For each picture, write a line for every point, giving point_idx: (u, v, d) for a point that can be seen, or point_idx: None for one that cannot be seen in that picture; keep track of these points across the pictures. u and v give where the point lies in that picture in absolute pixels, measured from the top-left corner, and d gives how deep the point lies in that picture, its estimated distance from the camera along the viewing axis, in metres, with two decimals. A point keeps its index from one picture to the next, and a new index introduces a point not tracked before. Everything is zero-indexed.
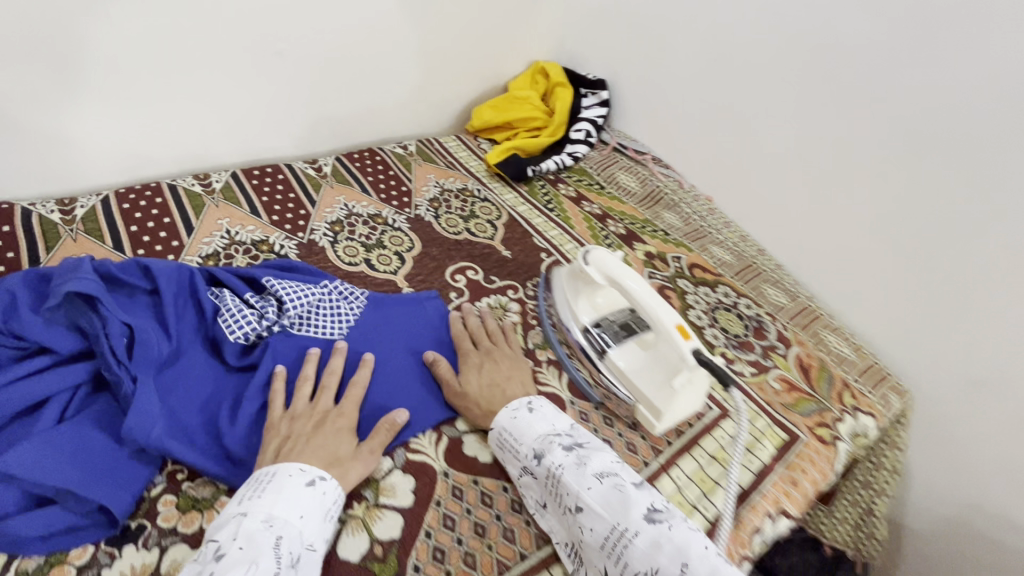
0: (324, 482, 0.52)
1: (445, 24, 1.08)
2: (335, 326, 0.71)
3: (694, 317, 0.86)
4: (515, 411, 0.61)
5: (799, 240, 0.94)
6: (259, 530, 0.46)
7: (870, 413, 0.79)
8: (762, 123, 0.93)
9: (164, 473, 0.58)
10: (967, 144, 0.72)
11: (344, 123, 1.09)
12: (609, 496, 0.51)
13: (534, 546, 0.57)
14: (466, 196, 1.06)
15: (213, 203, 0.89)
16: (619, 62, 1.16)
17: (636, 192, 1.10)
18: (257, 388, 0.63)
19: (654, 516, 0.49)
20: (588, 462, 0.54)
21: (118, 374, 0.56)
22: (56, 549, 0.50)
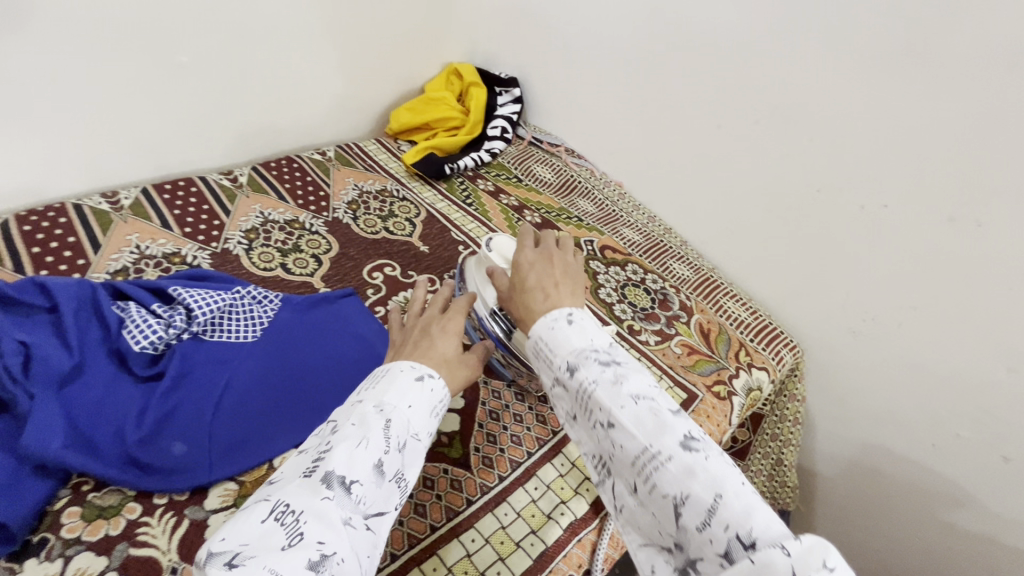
0: (433, 380, 0.48)
1: (350, 29, 1.13)
2: (249, 329, 0.76)
3: (605, 295, 0.94)
4: (554, 322, 0.46)
5: (697, 217, 1.03)
6: (372, 412, 0.43)
7: (763, 367, 0.88)
8: (647, 107, 1.03)
9: (69, 486, 0.62)
10: (796, 117, 0.82)
11: (262, 134, 1.14)
12: (643, 417, 0.39)
13: (444, 517, 0.65)
14: (384, 197, 1.12)
15: (121, 220, 0.92)
16: (525, 60, 1.25)
17: (551, 182, 1.19)
18: (164, 394, 0.66)
19: (690, 442, 0.37)
20: (625, 380, 0.41)
21: (15, 392, 0.60)
22: None
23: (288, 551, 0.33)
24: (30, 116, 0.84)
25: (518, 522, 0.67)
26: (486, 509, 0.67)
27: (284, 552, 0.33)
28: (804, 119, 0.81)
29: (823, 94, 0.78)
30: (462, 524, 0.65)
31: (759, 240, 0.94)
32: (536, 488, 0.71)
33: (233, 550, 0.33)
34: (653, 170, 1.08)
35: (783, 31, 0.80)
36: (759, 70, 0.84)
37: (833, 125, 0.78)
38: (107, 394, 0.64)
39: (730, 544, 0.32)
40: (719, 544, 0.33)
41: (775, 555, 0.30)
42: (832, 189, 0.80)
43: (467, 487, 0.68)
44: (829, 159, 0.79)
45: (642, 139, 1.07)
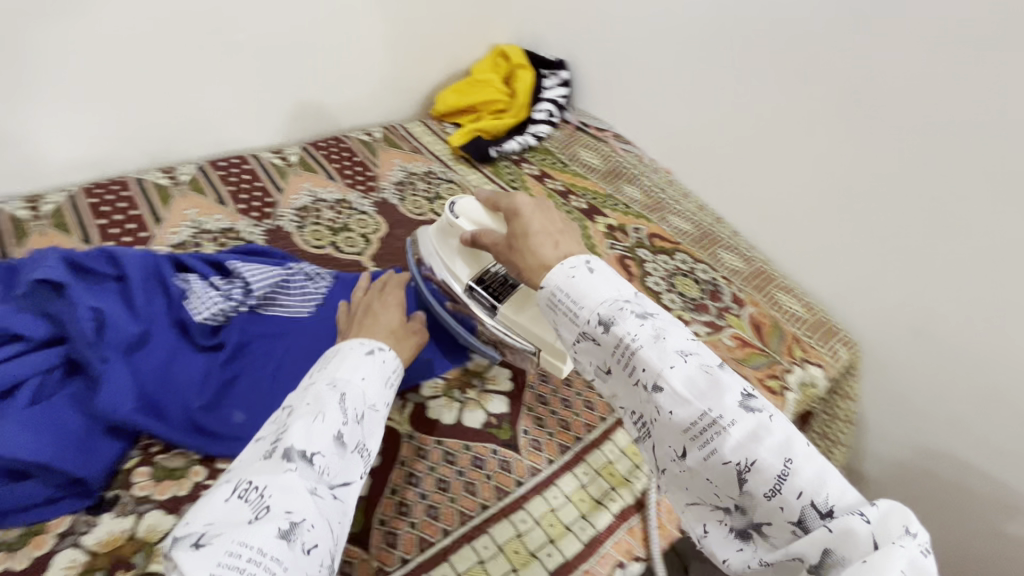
0: (383, 351, 0.51)
1: (399, 12, 1.13)
2: (302, 304, 0.77)
3: (653, 283, 0.91)
4: (573, 270, 0.43)
5: (751, 206, 0.99)
6: (326, 389, 0.44)
7: (818, 364, 0.85)
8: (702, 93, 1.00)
9: (138, 447, 0.64)
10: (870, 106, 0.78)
11: (310, 115, 1.14)
12: (696, 378, 0.38)
13: (495, 497, 0.65)
14: (431, 179, 1.12)
15: (179, 194, 0.95)
16: (574, 44, 1.22)
17: (598, 168, 1.16)
18: (223, 366, 0.69)
19: (748, 403, 0.37)
20: (667, 335, 0.39)
21: (89, 354, 0.62)
22: (35, 519, 0.57)
23: (255, 524, 0.34)
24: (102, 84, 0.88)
25: (567, 506, 0.67)
26: (535, 492, 0.67)
27: (251, 525, 0.34)
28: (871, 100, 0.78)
29: (898, 70, 0.74)
30: (512, 504, 0.65)
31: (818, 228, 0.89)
32: (585, 473, 0.70)
33: (199, 531, 0.34)
34: (704, 154, 1.04)
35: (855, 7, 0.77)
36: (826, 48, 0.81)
37: (904, 105, 0.74)
38: (172, 360, 0.68)
39: (805, 511, 0.34)
40: (791, 512, 0.34)
41: (855, 523, 0.32)
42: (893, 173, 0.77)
43: (517, 469, 0.68)
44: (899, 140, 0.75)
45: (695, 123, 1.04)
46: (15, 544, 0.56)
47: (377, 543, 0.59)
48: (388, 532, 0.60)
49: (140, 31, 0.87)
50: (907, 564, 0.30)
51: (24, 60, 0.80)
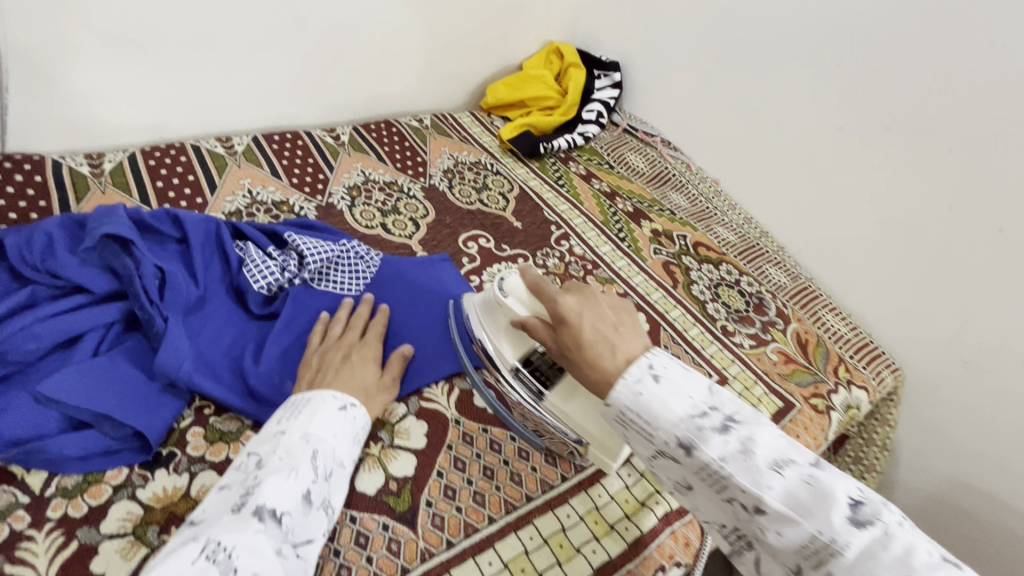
0: (355, 409, 0.70)
1: (472, 18, 1.33)
2: (350, 281, 0.91)
3: (698, 291, 1.08)
4: (639, 386, 0.46)
5: (790, 219, 1.17)
6: (298, 444, 0.62)
7: (863, 387, 0.97)
8: (749, 95, 1.18)
9: (192, 408, 0.74)
10: (894, 119, 0.95)
11: (362, 99, 1.30)
12: (795, 492, 0.40)
13: (536, 489, 0.75)
14: (479, 168, 1.27)
15: (234, 164, 1.08)
16: (629, 48, 1.43)
17: (644, 172, 1.34)
18: (279, 334, 0.81)
19: (856, 516, 0.38)
20: (756, 450, 0.42)
21: (151, 313, 0.73)
22: (94, 467, 0.65)
23: None
24: (164, 56, 1.00)
25: (611, 505, 0.76)
26: (579, 488, 0.77)
27: None
28: (909, 130, 0.93)
29: (936, 106, 0.90)
30: (556, 499, 0.75)
31: (852, 243, 1.06)
32: (629, 475, 0.79)
33: None
34: (750, 162, 1.22)
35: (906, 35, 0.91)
36: (890, 68, 0.94)
37: (924, 135, 0.92)
38: (228, 321, 0.83)
39: None
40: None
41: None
42: (902, 203, 0.96)
43: (561, 464, 0.79)
44: (901, 166, 0.95)
45: (745, 133, 1.21)
46: (76, 492, 0.63)
47: (425, 523, 0.69)
48: (435, 514, 0.70)
49: (229, 5, 1.01)
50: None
51: (117, 31, 0.93)
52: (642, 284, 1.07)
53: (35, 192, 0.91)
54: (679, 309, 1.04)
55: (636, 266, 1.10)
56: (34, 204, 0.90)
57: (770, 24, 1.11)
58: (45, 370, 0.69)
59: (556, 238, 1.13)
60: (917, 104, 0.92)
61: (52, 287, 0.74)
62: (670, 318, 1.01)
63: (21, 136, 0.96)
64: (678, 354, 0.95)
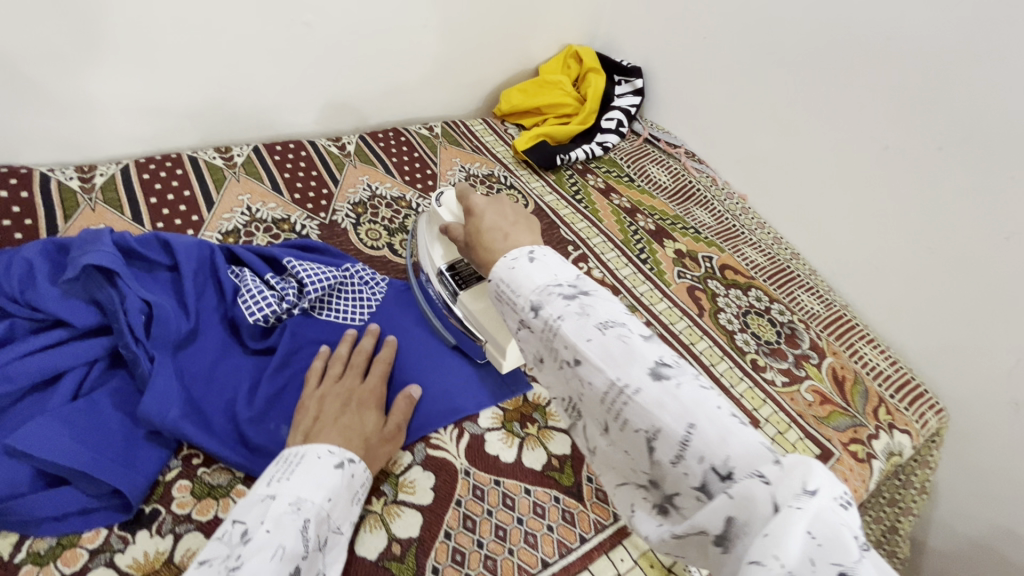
0: (356, 466, 0.61)
1: (486, 19, 1.23)
2: (352, 310, 0.83)
3: (725, 320, 0.98)
4: (515, 263, 0.45)
5: (828, 243, 1.06)
6: (288, 512, 0.52)
7: (906, 431, 0.86)
8: (785, 104, 1.07)
9: (180, 457, 0.67)
10: (960, 139, 0.83)
11: (369, 106, 1.21)
12: (611, 349, 0.38)
13: (555, 552, 0.65)
14: (492, 181, 1.17)
15: (233, 177, 0.99)
16: (653, 52, 1.31)
17: (667, 187, 1.24)
18: (274, 373, 0.74)
19: (660, 371, 0.37)
20: (592, 311, 0.40)
21: (136, 352, 0.67)
22: (70, 528, 0.59)
23: None
24: (156, 62, 0.91)
25: (635, 571, 0.66)
26: (600, 551, 0.66)
27: None
28: (973, 154, 0.82)
29: (1010, 128, 0.78)
30: (577, 564, 0.65)
31: (899, 273, 0.95)
32: None
33: None
34: (786, 179, 1.11)
35: (978, 48, 0.79)
36: (954, 84, 0.83)
37: (989, 161, 0.81)
38: (221, 358, 0.75)
39: (706, 476, 0.33)
40: (695, 477, 0.34)
41: (751, 484, 0.30)
42: (964, 234, 0.85)
43: (581, 522, 0.69)
44: (963, 193, 0.84)
45: (780, 147, 1.10)
46: (47, 558, 0.58)
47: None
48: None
49: (224, 6, 0.91)
50: (816, 529, 0.28)
51: (103, 38, 0.84)
52: (666, 312, 0.97)
53: (21, 210, 0.83)
54: (705, 340, 0.94)
55: (659, 291, 1.01)
56: (20, 223, 0.82)
57: (811, 28, 0.99)
58: (22, 415, 0.63)
59: (574, 259, 1.04)
60: (982, 125, 0.80)
61: (32, 319, 0.68)
62: (695, 351, 0.92)
63: (10, 149, 0.88)
64: None
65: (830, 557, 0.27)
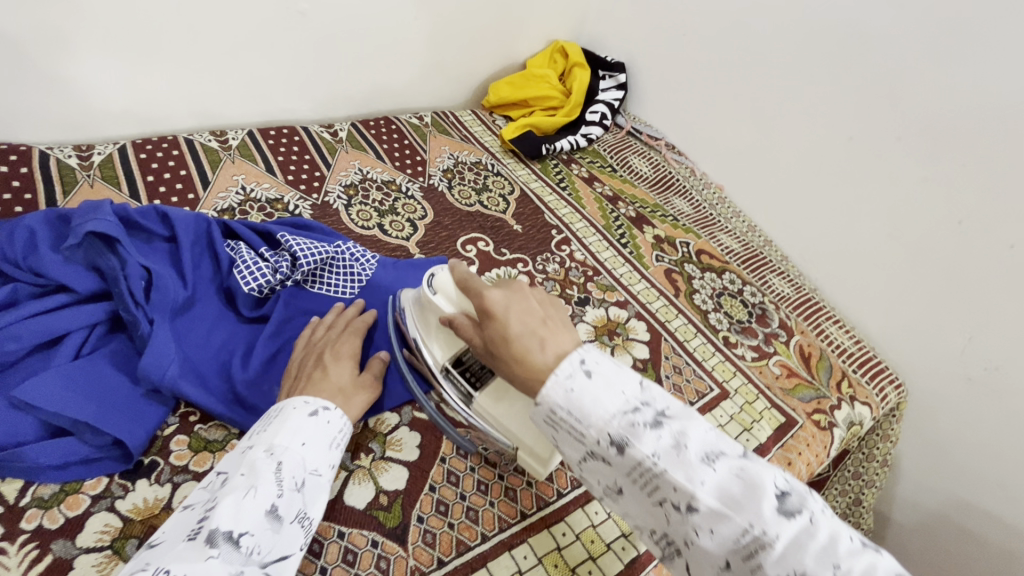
0: (328, 412, 0.66)
1: (475, 14, 1.29)
2: (343, 284, 0.88)
3: (699, 300, 1.05)
4: (571, 382, 0.45)
5: (798, 229, 1.14)
6: (262, 457, 0.57)
7: (866, 403, 0.94)
8: (756, 99, 1.15)
9: (178, 415, 0.73)
10: (913, 131, 0.92)
11: (361, 96, 1.27)
12: (727, 487, 0.40)
13: (532, 504, 0.72)
14: (479, 169, 1.23)
15: (228, 159, 1.04)
16: (635, 48, 1.39)
17: (648, 177, 1.31)
18: (268, 339, 0.79)
19: (784, 506, 0.39)
20: (688, 444, 0.41)
21: (136, 314, 0.71)
22: (73, 475, 0.64)
23: None
24: (155, 46, 0.96)
25: (608, 523, 0.72)
26: (575, 505, 0.73)
27: None
28: (920, 142, 0.91)
29: (957, 120, 0.86)
30: (553, 516, 0.71)
31: (864, 259, 1.03)
32: None
33: None
34: (759, 170, 1.18)
35: (930, 46, 0.87)
36: (905, 78, 0.91)
37: (934, 151, 0.89)
38: (218, 324, 0.80)
39: None
40: None
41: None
42: (912, 217, 0.94)
43: (558, 479, 0.75)
44: (914, 181, 0.93)
45: (752, 139, 1.17)
46: (52, 502, 0.62)
47: (416, 540, 0.66)
48: (427, 530, 0.67)
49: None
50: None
51: (109, 24, 0.89)
52: (643, 292, 1.04)
53: (20, 184, 0.87)
54: (680, 318, 1.01)
55: (637, 273, 1.07)
56: (20, 197, 0.86)
57: (779, 27, 1.07)
58: (28, 370, 0.67)
59: (557, 242, 1.10)
60: (927, 118, 0.89)
61: (34, 284, 0.72)
62: (671, 328, 0.98)
63: (10, 126, 0.92)
64: (679, 367, 0.92)
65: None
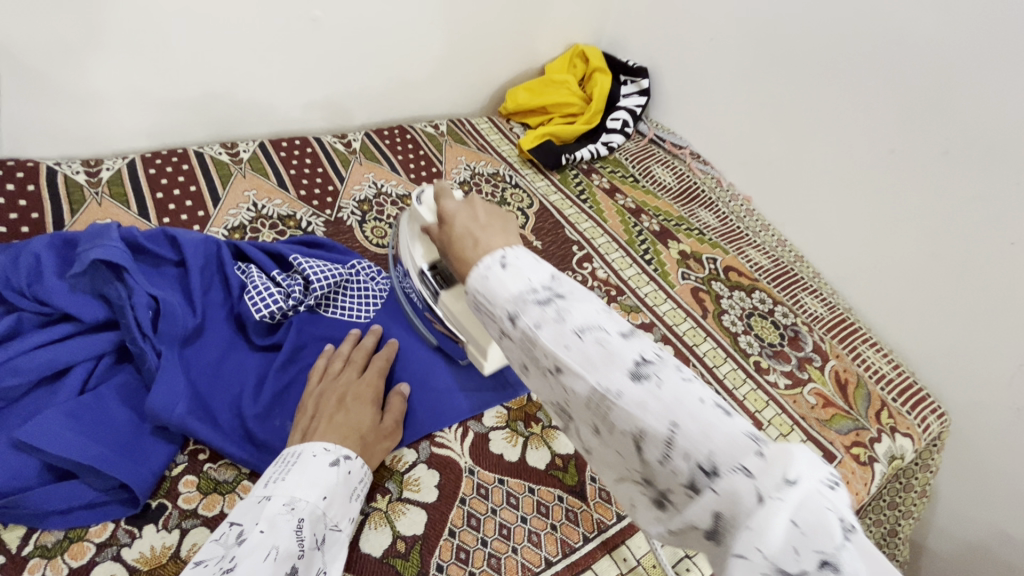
0: (351, 461, 0.61)
1: (494, 16, 1.23)
2: (354, 307, 0.83)
3: (728, 322, 0.98)
4: (486, 269, 0.42)
5: (831, 247, 1.06)
6: (282, 513, 0.52)
7: (908, 434, 0.86)
8: (789, 107, 1.07)
9: (187, 452, 0.68)
10: (966, 146, 0.83)
11: (375, 104, 1.22)
12: (590, 352, 0.35)
13: (558, 551, 0.66)
14: (496, 180, 1.17)
15: (239, 173, 0.99)
16: (658, 52, 1.32)
17: (672, 188, 1.24)
18: (279, 369, 0.74)
19: (640, 371, 0.34)
20: (568, 317, 0.37)
21: (144, 347, 0.67)
22: (77, 522, 0.59)
23: None
24: (172, 55, 0.91)
25: (639, 570, 0.66)
26: (603, 550, 0.67)
27: None
28: (978, 158, 0.82)
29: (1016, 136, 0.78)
30: (580, 563, 0.65)
31: (903, 278, 0.95)
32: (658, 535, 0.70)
33: None
34: (789, 181, 1.11)
35: (986, 52, 0.79)
36: (966, 87, 0.82)
37: (990, 169, 0.81)
38: (228, 353, 0.75)
39: (693, 475, 0.30)
40: (682, 476, 0.31)
41: (739, 483, 0.28)
42: (968, 237, 0.85)
43: (583, 521, 0.69)
44: (965, 202, 0.85)
45: (786, 151, 1.10)
46: (55, 551, 0.58)
47: None
48: None
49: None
50: (799, 517, 0.26)
51: (113, 37, 0.84)
52: (670, 313, 0.98)
53: (27, 203, 0.83)
54: (709, 342, 0.94)
55: (663, 292, 1.01)
56: (27, 217, 0.82)
57: (816, 30, 1.00)
58: (31, 407, 0.63)
59: (579, 259, 1.04)
60: (981, 132, 0.81)
61: (39, 313, 0.67)
62: (699, 352, 0.92)
63: (16, 141, 0.88)
64: None
65: (811, 545, 0.26)
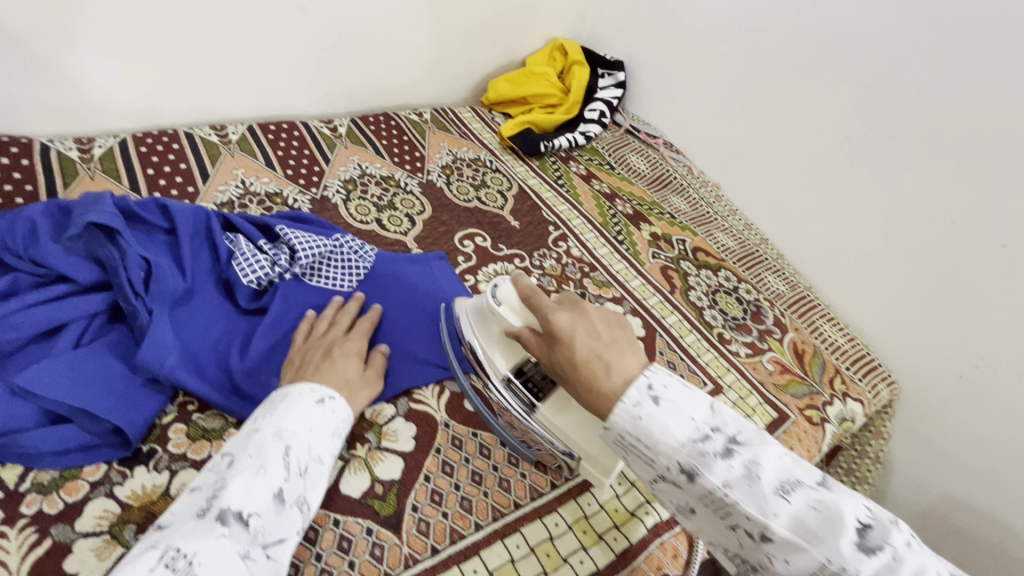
0: (333, 400, 0.65)
1: (479, 12, 1.31)
2: (339, 278, 0.87)
3: (695, 298, 1.05)
4: (640, 409, 0.47)
5: (792, 228, 1.15)
6: (270, 440, 0.56)
7: (859, 400, 0.94)
8: (752, 97, 1.16)
9: (176, 404, 0.72)
10: (906, 128, 0.92)
11: (363, 93, 1.28)
12: (804, 519, 0.41)
13: (526, 496, 0.70)
14: (477, 165, 1.24)
15: (228, 153, 1.05)
16: (633, 47, 1.40)
17: (645, 175, 1.31)
18: (267, 330, 0.78)
19: (862, 542, 0.39)
20: (760, 474, 0.43)
21: (136, 305, 0.71)
22: (71, 462, 0.63)
23: None
24: (167, 39, 0.97)
25: (600, 514, 0.71)
26: (568, 495, 0.72)
27: None
28: (917, 139, 0.91)
29: (949, 116, 0.87)
30: (546, 506, 0.70)
31: (858, 255, 1.03)
32: (621, 484, 0.74)
33: None
34: (756, 167, 1.19)
35: (921, 42, 0.88)
36: (903, 74, 0.91)
37: (928, 149, 0.90)
38: (218, 316, 0.80)
39: None
40: None
41: None
42: (910, 214, 0.94)
43: (552, 471, 0.73)
44: (909, 180, 0.93)
45: (750, 139, 1.19)
46: (51, 487, 0.62)
47: (410, 528, 0.64)
48: (420, 519, 0.65)
49: None
50: None
51: (108, 22, 0.91)
52: (639, 289, 1.04)
53: (21, 176, 0.88)
54: (675, 314, 1.01)
55: (634, 270, 1.08)
56: (21, 188, 0.87)
57: (774, 25, 1.09)
58: (29, 358, 0.67)
59: (554, 239, 1.10)
60: (918, 116, 0.90)
61: (35, 275, 0.72)
62: (666, 324, 0.99)
63: (12, 119, 0.93)
64: (673, 362, 0.92)
65: None
